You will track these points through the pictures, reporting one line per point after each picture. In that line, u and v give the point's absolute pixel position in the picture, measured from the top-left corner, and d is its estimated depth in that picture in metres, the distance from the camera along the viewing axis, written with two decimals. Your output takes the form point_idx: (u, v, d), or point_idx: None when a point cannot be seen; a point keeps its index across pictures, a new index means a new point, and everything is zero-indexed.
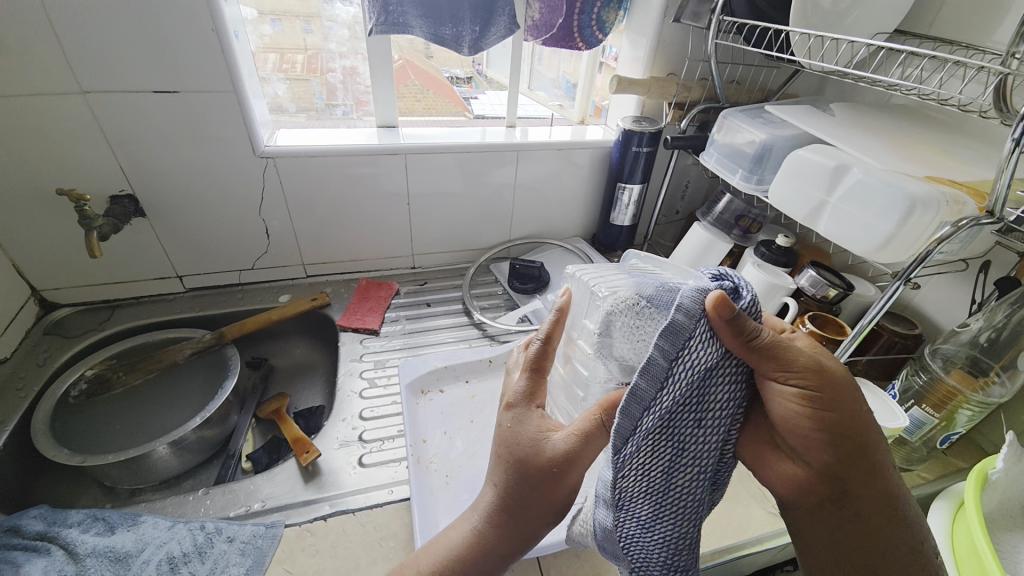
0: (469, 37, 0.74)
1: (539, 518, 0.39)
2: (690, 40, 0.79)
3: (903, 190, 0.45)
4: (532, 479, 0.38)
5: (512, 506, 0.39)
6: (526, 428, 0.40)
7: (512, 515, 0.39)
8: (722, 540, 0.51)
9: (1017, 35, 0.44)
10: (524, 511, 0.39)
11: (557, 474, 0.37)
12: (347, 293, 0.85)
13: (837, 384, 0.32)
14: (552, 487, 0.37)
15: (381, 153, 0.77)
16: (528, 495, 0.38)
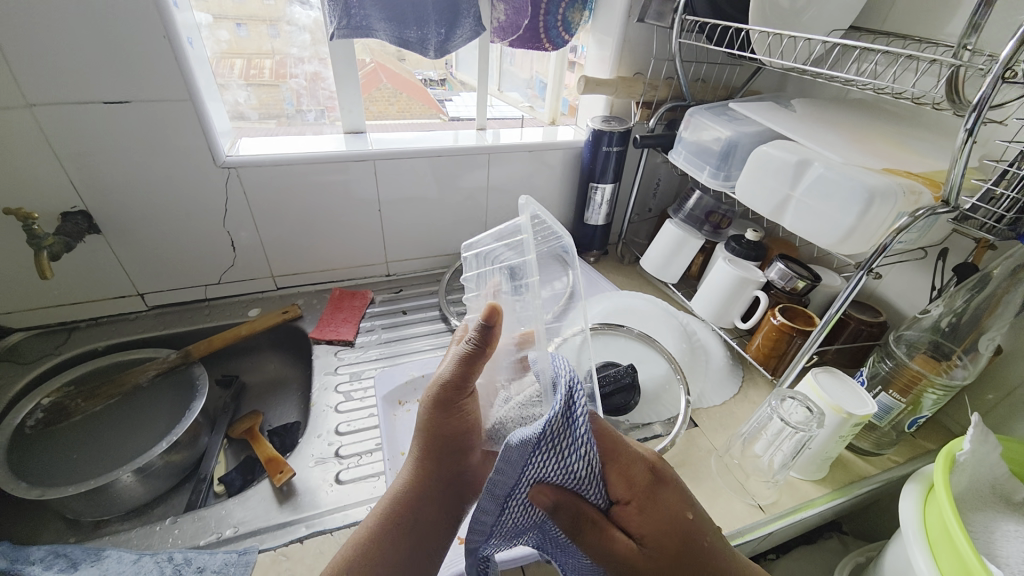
0: (435, 40, 0.73)
1: (463, 443, 0.46)
2: (654, 40, 0.79)
3: (862, 183, 0.46)
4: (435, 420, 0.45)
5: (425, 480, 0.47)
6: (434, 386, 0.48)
7: (424, 490, 0.47)
8: None
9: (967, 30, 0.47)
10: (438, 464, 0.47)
11: (456, 395, 0.45)
12: (319, 304, 0.83)
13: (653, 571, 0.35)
14: (452, 408, 0.45)
15: (350, 159, 0.75)
16: (437, 443, 0.46)
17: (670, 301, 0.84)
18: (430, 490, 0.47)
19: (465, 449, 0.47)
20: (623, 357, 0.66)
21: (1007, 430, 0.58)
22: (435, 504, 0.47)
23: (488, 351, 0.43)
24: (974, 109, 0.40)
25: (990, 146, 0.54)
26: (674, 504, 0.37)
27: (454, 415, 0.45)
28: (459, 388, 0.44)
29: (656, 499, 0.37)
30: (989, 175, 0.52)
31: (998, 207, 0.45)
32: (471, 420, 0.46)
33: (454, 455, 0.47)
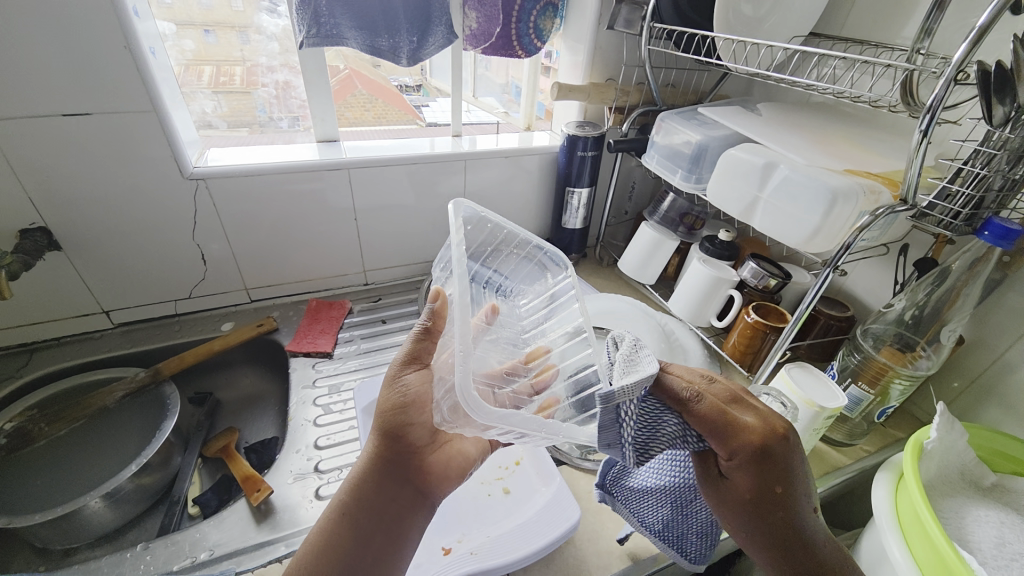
0: (407, 48, 0.73)
1: (405, 429, 0.42)
2: (624, 47, 0.81)
3: (825, 184, 0.48)
4: (385, 394, 0.43)
5: (373, 471, 0.42)
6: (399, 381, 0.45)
7: (375, 484, 0.42)
8: None
9: (920, 35, 0.53)
10: (385, 449, 0.42)
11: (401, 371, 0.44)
12: (296, 316, 0.82)
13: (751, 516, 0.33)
14: (394, 387, 0.44)
15: (325, 168, 0.74)
16: (382, 427, 0.43)
17: (648, 302, 0.85)
18: (379, 484, 0.42)
19: (409, 429, 0.42)
20: None
21: (971, 416, 0.61)
22: (386, 499, 0.42)
23: (436, 330, 0.45)
24: (928, 111, 0.42)
25: (945, 145, 0.57)
26: (768, 475, 0.32)
27: (397, 390, 0.43)
28: (414, 361, 0.45)
29: (758, 472, 0.32)
30: (944, 172, 0.54)
31: (954, 204, 0.47)
32: (414, 397, 0.43)
33: (399, 438, 0.42)
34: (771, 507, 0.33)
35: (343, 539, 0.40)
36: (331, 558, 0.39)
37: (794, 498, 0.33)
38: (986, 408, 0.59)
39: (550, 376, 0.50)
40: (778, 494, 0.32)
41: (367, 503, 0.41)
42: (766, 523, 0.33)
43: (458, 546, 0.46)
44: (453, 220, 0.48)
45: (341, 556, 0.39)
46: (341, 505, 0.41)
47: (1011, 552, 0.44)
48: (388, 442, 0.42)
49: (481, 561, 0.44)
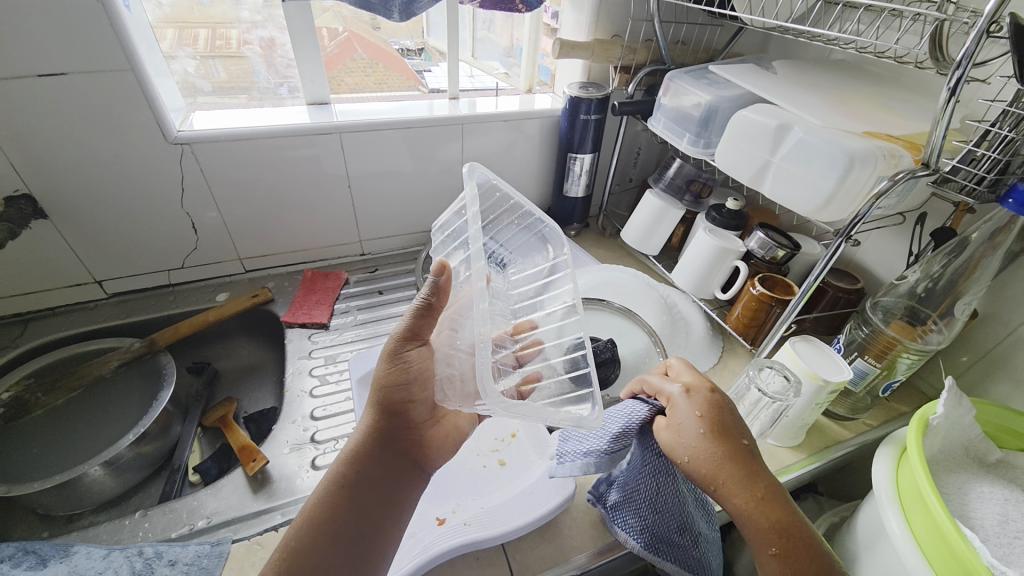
0: (399, 2, 0.68)
1: (406, 405, 0.45)
2: (631, 0, 0.75)
3: (842, 147, 0.44)
4: (387, 370, 0.44)
5: (371, 444, 0.43)
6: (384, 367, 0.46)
7: (374, 456, 0.43)
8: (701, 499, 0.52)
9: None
10: (386, 424, 0.44)
11: (395, 350, 0.44)
12: (291, 286, 0.80)
13: (689, 444, 0.39)
14: (388, 366, 0.44)
15: (316, 133, 0.71)
16: (377, 401, 0.44)
17: (651, 273, 0.83)
18: (379, 458, 0.43)
19: (411, 408, 0.45)
20: (604, 331, 0.65)
21: (978, 391, 0.59)
22: (382, 474, 0.42)
23: (438, 305, 0.45)
24: (958, 66, 0.38)
25: (973, 106, 0.52)
26: (698, 406, 0.41)
27: (398, 365, 0.44)
28: (410, 338, 0.45)
29: (688, 402, 0.42)
30: (970, 136, 0.50)
31: (978, 169, 0.44)
32: (416, 374, 0.44)
33: (400, 415, 0.44)
34: (707, 433, 0.40)
35: (347, 506, 0.40)
36: (334, 514, 0.40)
37: (723, 426, 0.40)
38: (994, 383, 0.58)
39: (535, 353, 0.52)
40: (700, 418, 0.40)
41: (368, 472, 0.42)
42: (709, 450, 0.39)
43: (453, 517, 0.46)
44: (469, 181, 0.48)
45: (338, 534, 0.39)
46: (339, 478, 0.41)
47: (1014, 529, 0.43)
48: (388, 418, 0.44)
49: (476, 533, 0.44)
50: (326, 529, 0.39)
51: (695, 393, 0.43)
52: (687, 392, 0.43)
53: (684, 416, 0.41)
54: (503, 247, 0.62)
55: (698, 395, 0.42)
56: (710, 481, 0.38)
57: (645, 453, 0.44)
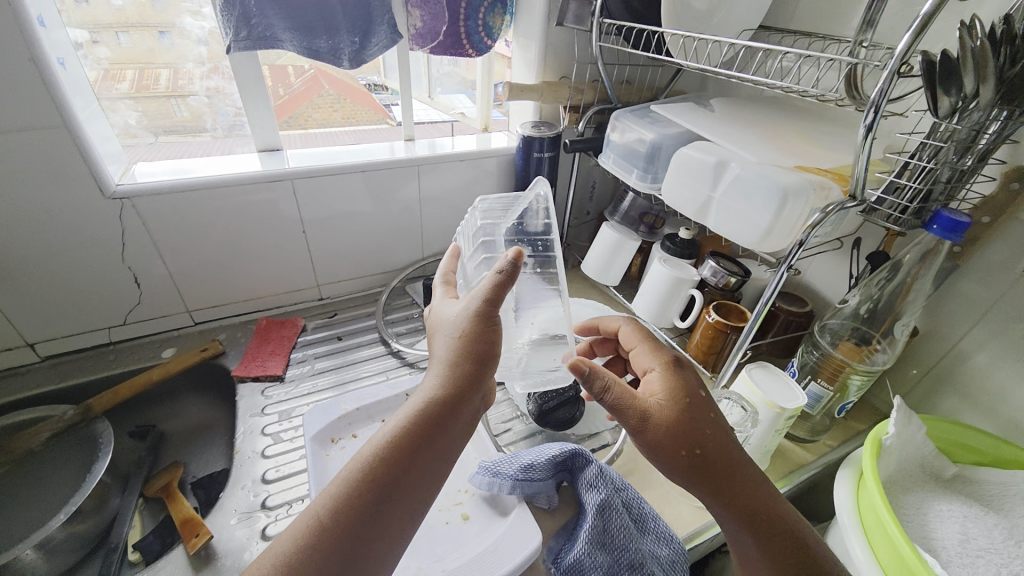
0: (349, 49, 0.69)
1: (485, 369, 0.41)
2: (575, 44, 0.78)
3: (776, 182, 0.46)
4: (465, 337, 0.41)
5: (437, 408, 0.39)
6: (441, 325, 0.44)
7: (416, 444, 0.37)
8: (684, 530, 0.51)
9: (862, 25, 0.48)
10: (440, 405, 0.39)
11: (486, 309, 0.41)
12: (244, 337, 0.77)
13: (685, 422, 0.41)
14: (481, 322, 0.41)
15: (266, 181, 0.70)
16: (460, 357, 0.40)
17: (613, 304, 0.83)
18: (427, 442, 0.38)
19: (487, 371, 0.41)
20: None
21: (929, 405, 0.62)
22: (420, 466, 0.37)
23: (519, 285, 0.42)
24: (873, 105, 0.40)
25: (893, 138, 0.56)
26: (687, 385, 0.43)
27: (486, 326, 0.41)
28: (493, 306, 0.42)
29: (677, 374, 0.44)
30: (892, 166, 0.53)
31: (902, 198, 0.46)
32: (496, 339, 0.42)
33: (462, 397, 0.40)
34: (705, 412, 0.42)
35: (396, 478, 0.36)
36: (379, 486, 0.36)
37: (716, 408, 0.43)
38: (942, 397, 0.60)
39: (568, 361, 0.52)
40: (700, 396, 0.43)
41: (426, 444, 0.38)
42: (708, 433, 0.41)
43: None
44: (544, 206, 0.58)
45: (383, 505, 0.35)
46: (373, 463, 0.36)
47: (974, 549, 0.44)
48: (465, 377, 0.40)
49: None
50: (339, 521, 0.34)
51: (683, 367, 0.46)
52: (671, 366, 0.45)
53: (663, 385, 0.44)
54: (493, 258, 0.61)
55: (685, 369, 0.45)
56: (711, 472, 0.39)
57: (585, 491, 0.48)
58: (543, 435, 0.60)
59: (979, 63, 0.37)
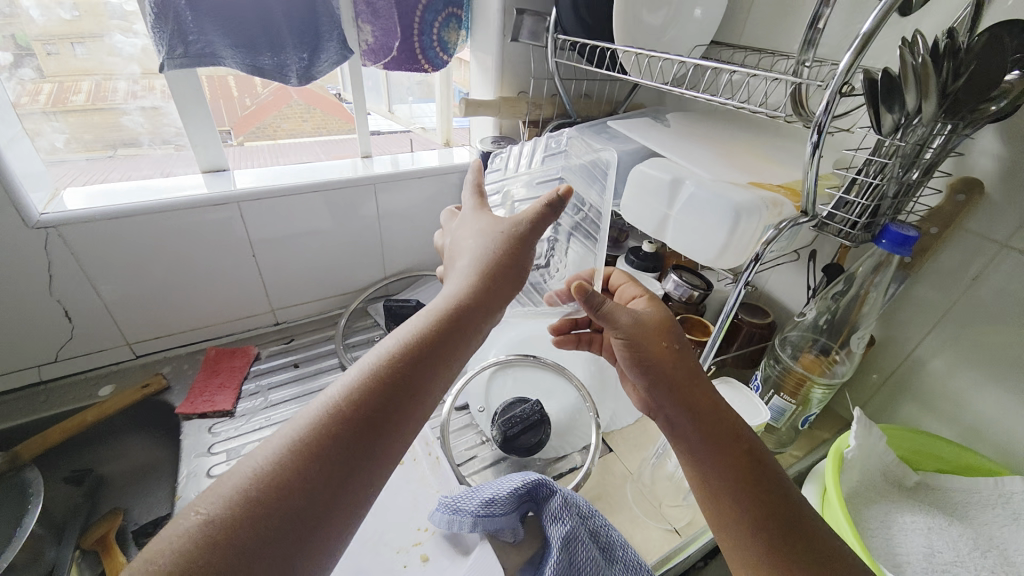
0: (297, 66, 0.67)
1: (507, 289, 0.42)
2: (531, 59, 0.78)
3: (728, 201, 0.46)
4: (502, 252, 0.42)
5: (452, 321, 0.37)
6: (469, 234, 0.45)
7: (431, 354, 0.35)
8: (654, 553, 0.49)
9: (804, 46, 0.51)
10: (461, 315, 0.38)
11: (524, 230, 0.43)
12: (190, 368, 0.74)
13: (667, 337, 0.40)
14: (521, 240, 0.42)
15: (210, 205, 0.67)
16: (494, 274, 0.41)
17: None
18: (436, 359, 0.36)
19: (504, 288, 0.41)
20: (531, 390, 0.63)
21: (889, 411, 0.63)
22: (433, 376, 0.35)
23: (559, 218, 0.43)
24: (816, 128, 0.40)
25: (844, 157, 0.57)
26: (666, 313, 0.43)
27: (520, 243, 0.42)
28: (530, 232, 0.43)
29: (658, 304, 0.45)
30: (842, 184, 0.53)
31: (852, 212, 0.46)
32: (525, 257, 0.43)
33: (487, 309, 0.40)
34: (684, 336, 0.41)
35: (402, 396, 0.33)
36: (383, 400, 0.32)
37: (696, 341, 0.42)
38: (902, 404, 0.61)
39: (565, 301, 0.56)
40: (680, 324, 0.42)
41: (435, 362, 0.35)
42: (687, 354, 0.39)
43: None
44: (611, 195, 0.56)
45: (379, 422, 0.32)
46: (387, 371, 0.34)
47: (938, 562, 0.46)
48: (491, 290, 0.40)
49: None
50: (342, 427, 0.31)
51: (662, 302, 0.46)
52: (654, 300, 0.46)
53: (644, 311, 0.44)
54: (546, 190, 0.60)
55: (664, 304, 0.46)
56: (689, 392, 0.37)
57: (550, 523, 0.46)
58: (510, 461, 0.58)
59: (921, 80, 0.37)
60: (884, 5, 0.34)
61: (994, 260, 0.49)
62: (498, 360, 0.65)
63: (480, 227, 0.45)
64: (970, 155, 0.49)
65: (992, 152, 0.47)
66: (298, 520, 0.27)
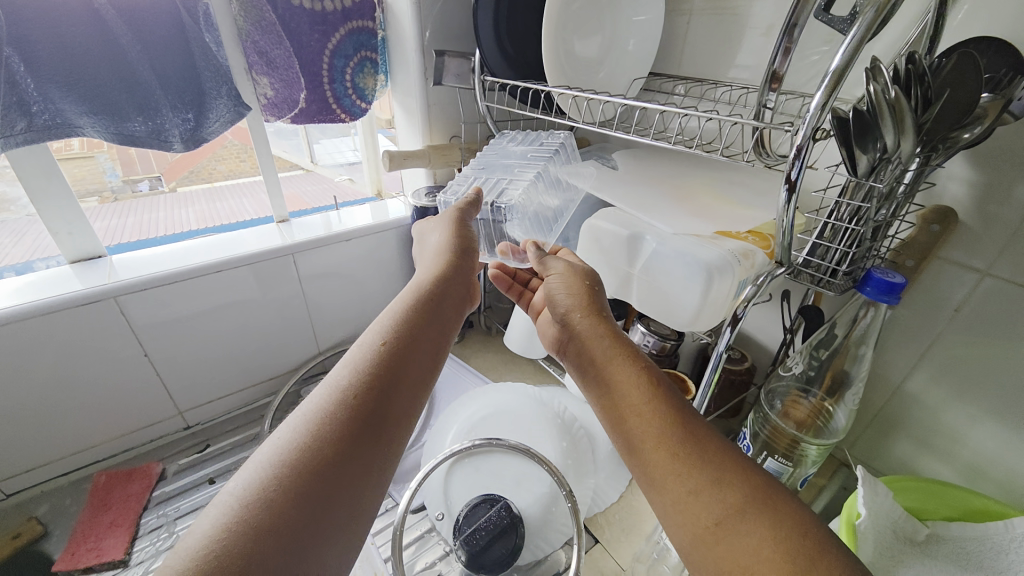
0: (180, 129, 0.57)
1: (463, 271, 0.46)
2: (460, 102, 0.72)
3: (696, 258, 0.40)
4: (451, 232, 0.49)
5: (425, 299, 0.41)
6: (430, 233, 0.52)
7: (417, 324, 0.38)
8: None
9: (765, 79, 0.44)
10: (434, 295, 0.42)
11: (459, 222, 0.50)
12: (73, 504, 0.59)
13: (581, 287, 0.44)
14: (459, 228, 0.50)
15: (84, 303, 0.54)
16: (450, 263, 0.46)
17: (545, 375, 0.76)
18: (422, 327, 0.39)
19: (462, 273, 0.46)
20: (497, 481, 0.54)
21: (883, 449, 0.59)
22: (426, 346, 0.38)
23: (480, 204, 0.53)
24: (786, 182, 0.34)
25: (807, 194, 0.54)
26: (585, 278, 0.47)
27: (464, 227, 0.50)
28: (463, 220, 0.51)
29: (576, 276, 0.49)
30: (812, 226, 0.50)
31: (830, 259, 0.42)
32: (468, 245, 0.49)
33: (449, 288, 0.44)
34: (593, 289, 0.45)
35: (397, 355, 0.35)
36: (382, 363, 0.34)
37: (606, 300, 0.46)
38: (895, 441, 0.57)
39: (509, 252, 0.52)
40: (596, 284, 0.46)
41: (419, 329, 0.38)
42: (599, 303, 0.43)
43: None
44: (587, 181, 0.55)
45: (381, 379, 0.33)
46: (368, 347, 0.35)
47: None
48: (455, 278, 0.45)
49: None
50: (341, 410, 0.30)
51: None
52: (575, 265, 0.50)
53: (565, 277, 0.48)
54: (516, 157, 0.58)
55: None
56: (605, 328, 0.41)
57: None
58: None
59: (896, 116, 0.32)
60: (852, 38, 0.29)
61: (976, 291, 0.46)
62: (455, 449, 0.56)
63: (436, 226, 0.52)
64: (938, 183, 0.46)
65: (960, 177, 0.45)
66: (306, 506, 0.26)
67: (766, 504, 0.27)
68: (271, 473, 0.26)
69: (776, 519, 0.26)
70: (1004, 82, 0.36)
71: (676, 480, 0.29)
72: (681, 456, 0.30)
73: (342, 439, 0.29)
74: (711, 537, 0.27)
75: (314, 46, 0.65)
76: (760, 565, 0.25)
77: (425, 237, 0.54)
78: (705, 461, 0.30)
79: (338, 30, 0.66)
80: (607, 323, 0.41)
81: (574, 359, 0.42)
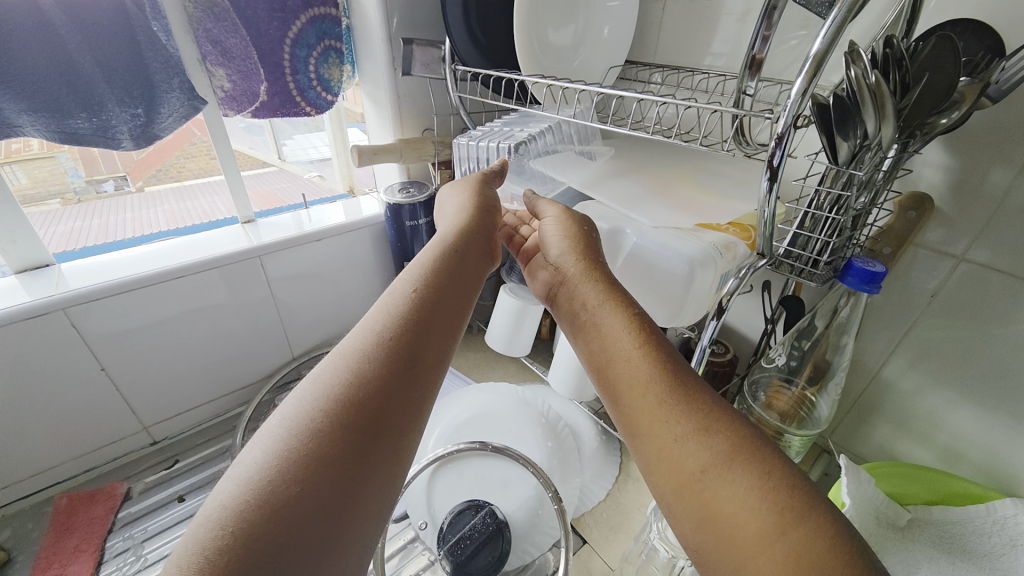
0: (129, 125, 0.53)
1: (484, 230, 0.46)
2: (431, 94, 0.70)
3: (678, 251, 0.39)
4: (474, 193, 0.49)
5: (449, 255, 0.41)
6: (449, 196, 0.52)
7: (446, 280, 0.38)
8: None
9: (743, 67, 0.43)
10: (459, 253, 0.42)
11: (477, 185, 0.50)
12: (34, 529, 0.55)
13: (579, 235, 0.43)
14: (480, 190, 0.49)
15: (32, 315, 0.50)
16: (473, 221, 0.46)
17: (528, 372, 0.75)
18: (447, 282, 0.38)
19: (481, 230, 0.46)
20: (482, 486, 0.53)
21: (862, 435, 0.59)
22: (452, 301, 0.38)
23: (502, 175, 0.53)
24: (767, 170, 0.33)
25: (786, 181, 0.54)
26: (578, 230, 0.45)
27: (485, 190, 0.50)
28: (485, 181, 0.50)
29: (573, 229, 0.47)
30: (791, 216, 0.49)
31: (812, 248, 0.41)
32: (489, 203, 0.49)
33: (469, 245, 0.44)
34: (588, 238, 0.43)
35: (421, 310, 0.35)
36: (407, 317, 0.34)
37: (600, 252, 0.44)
38: (874, 427, 0.58)
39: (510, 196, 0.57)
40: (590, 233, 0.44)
41: (444, 283, 0.38)
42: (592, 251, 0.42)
43: None
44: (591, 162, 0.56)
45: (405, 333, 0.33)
46: (400, 295, 0.36)
47: None
48: (477, 235, 0.45)
49: None
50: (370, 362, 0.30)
51: None
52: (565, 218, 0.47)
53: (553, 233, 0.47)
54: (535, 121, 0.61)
55: None
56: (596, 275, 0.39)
57: None
58: None
59: (876, 102, 0.31)
60: (834, 20, 0.27)
61: (951, 276, 0.46)
62: (438, 454, 0.55)
63: (455, 189, 0.52)
64: (914, 170, 0.46)
65: (936, 163, 0.44)
66: (344, 452, 0.26)
67: (754, 454, 0.26)
68: (318, 415, 0.27)
69: (765, 471, 0.25)
70: (981, 66, 0.36)
71: (664, 425, 0.28)
72: (668, 404, 0.29)
73: (383, 384, 0.29)
74: (688, 486, 0.26)
75: (274, 34, 0.61)
76: (740, 514, 0.24)
77: (442, 199, 0.54)
78: (693, 409, 0.29)
79: (298, 18, 0.62)
80: (599, 269, 0.40)
81: (561, 312, 0.41)
